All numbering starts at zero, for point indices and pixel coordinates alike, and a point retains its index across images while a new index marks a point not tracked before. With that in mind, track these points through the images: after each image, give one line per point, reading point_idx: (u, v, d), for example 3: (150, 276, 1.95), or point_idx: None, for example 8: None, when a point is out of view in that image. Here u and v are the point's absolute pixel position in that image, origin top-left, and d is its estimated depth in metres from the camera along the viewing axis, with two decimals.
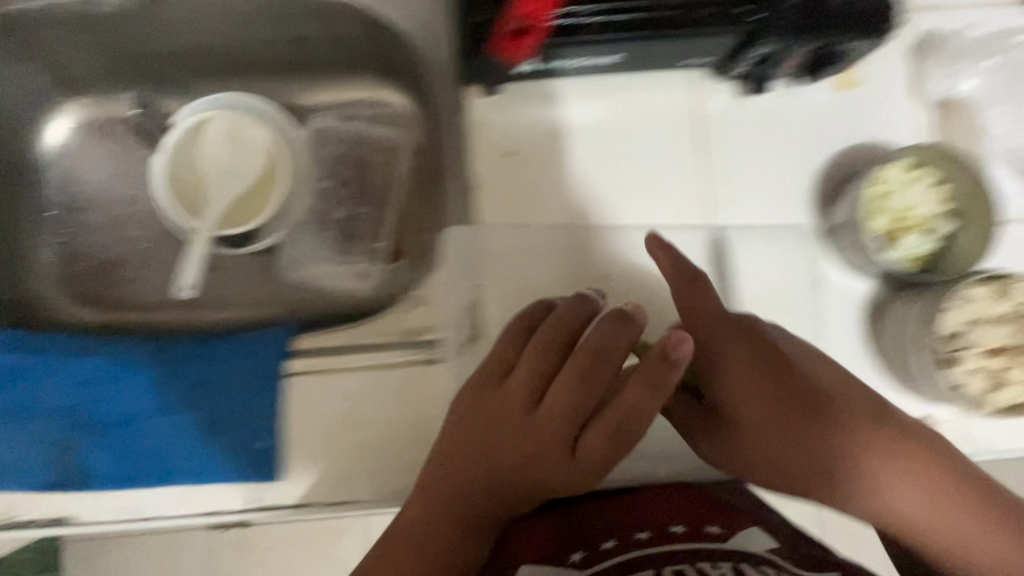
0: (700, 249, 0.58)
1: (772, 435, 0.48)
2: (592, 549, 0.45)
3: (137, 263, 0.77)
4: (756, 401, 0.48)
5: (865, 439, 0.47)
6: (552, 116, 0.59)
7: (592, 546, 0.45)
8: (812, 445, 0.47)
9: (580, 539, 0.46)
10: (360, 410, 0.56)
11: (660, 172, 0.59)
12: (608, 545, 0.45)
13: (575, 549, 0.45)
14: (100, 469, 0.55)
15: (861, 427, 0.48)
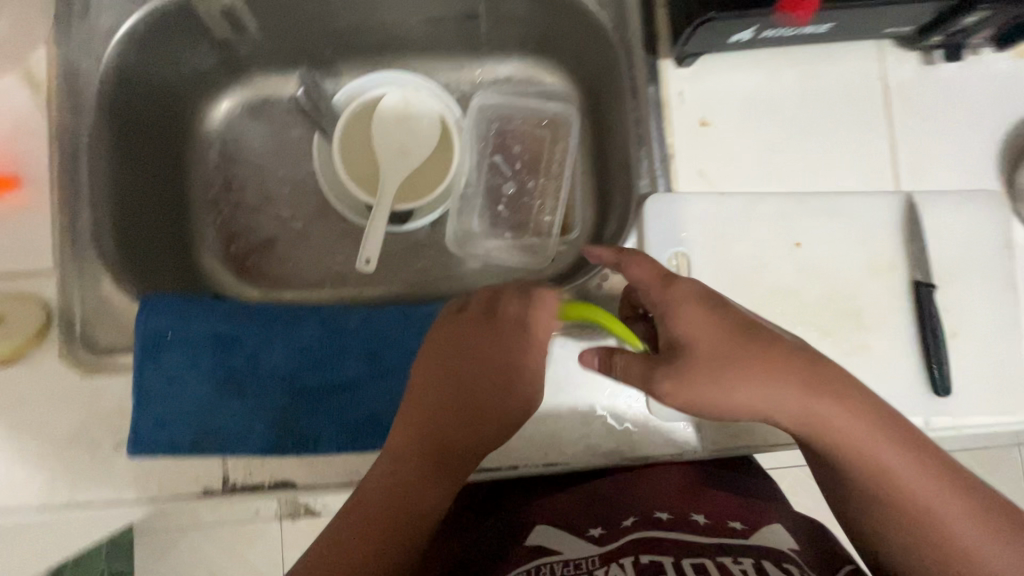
0: (893, 213, 0.60)
1: (906, 503, 0.44)
2: (614, 526, 0.50)
3: (290, 242, 0.77)
4: (905, 463, 0.44)
5: (892, 469, 0.44)
6: (745, 86, 0.61)
7: (609, 524, 0.50)
8: (945, 527, 0.43)
9: (603, 517, 0.51)
10: (568, 373, 0.58)
11: (850, 139, 0.61)
12: (628, 522, 0.50)
13: (596, 525, 0.50)
14: (324, 436, 0.56)
15: (882, 457, 0.44)
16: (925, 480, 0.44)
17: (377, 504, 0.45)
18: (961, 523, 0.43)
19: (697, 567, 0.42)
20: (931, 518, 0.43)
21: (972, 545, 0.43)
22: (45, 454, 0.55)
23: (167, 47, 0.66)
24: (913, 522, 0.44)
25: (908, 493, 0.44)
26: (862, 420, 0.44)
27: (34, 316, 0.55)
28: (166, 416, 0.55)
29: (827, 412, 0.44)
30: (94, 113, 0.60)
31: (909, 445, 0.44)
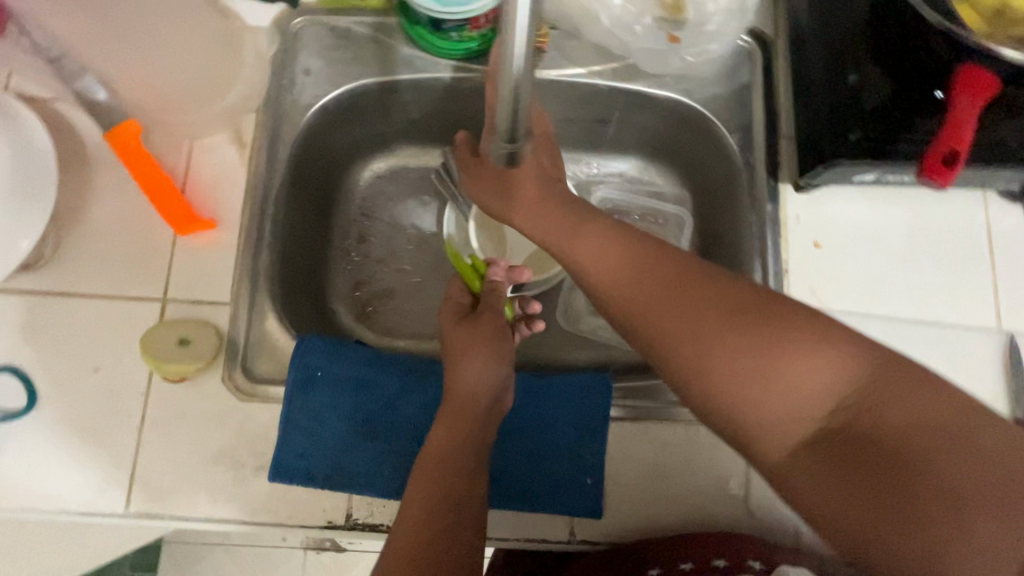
0: (994, 349, 0.64)
1: (699, 340, 0.48)
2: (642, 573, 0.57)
3: (406, 295, 0.84)
4: (691, 305, 0.50)
5: (655, 295, 0.52)
6: (856, 216, 0.68)
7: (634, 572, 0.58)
8: (747, 345, 0.47)
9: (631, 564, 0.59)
10: (672, 459, 0.62)
11: (952, 276, 0.66)
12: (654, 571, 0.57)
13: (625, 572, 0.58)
14: None
15: (631, 283, 0.53)
16: (696, 320, 0.49)
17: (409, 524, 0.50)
18: (743, 338, 0.47)
19: None
20: (727, 340, 0.48)
21: (764, 354, 0.46)
22: (195, 466, 0.61)
23: (344, 119, 0.77)
24: (717, 352, 0.47)
25: (706, 335, 0.48)
26: (633, 275, 0.54)
27: (211, 345, 0.62)
28: (303, 447, 0.61)
29: (599, 271, 0.56)
30: (282, 171, 0.70)
31: (675, 279, 0.52)
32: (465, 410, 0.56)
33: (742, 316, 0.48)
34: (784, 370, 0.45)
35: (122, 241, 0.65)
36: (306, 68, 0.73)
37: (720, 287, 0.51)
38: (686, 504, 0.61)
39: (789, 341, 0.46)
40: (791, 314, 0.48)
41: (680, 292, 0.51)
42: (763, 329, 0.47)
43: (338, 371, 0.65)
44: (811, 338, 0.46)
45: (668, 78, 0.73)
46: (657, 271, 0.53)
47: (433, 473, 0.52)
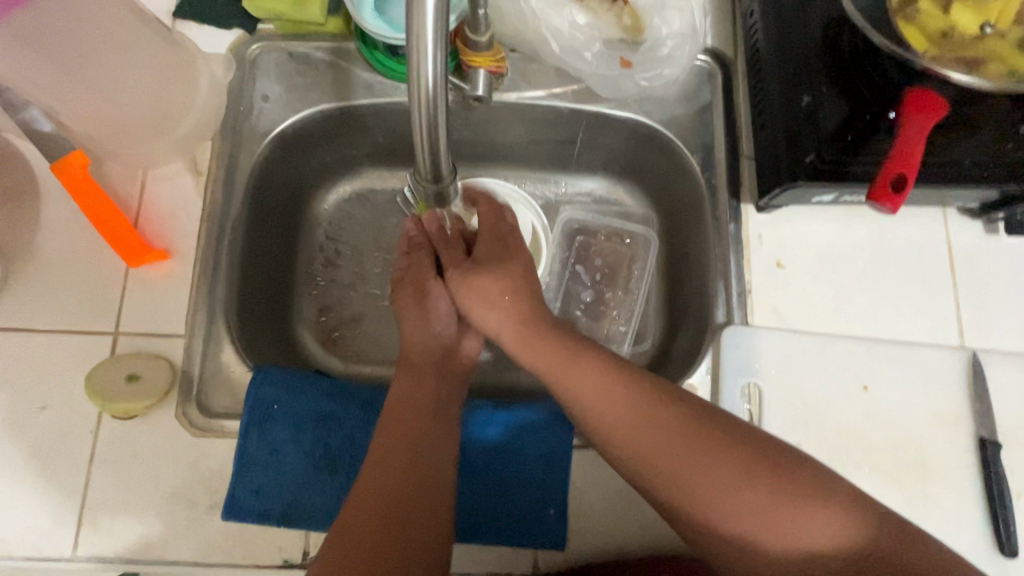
0: (959, 366, 0.63)
1: (720, 505, 0.48)
2: None
3: (374, 319, 0.83)
4: (704, 460, 0.49)
5: (683, 448, 0.50)
6: (818, 235, 0.67)
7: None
8: (750, 503, 0.47)
9: None
10: (638, 488, 0.61)
11: (915, 293, 0.66)
12: None
13: None
14: None
15: (649, 440, 0.51)
16: (711, 475, 0.48)
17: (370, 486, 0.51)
18: (772, 500, 0.47)
19: None
20: (738, 503, 0.48)
21: (772, 512, 0.47)
22: (146, 507, 0.59)
23: (305, 144, 0.76)
24: (733, 509, 0.48)
25: (720, 498, 0.48)
26: (636, 426, 0.52)
27: (162, 378, 0.61)
28: (259, 483, 0.59)
29: (612, 405, 0.53)
30: (241, 199, 0.69)
31: (694, 432, 0.50)
32: (428, 358, 0.62)
33: (756, 474, 0.48)
34: (782, 533, 0.47)
35: (74, 274, 0.64)
36: (264, 94, 0.72)
37: (748, 449, 0.49)
38: (653, 532, 0.60)
39: (794, 496, 0.47)
40: (814, 475, 0.48)
41: (705, 447, 0.49)
42: (797, 496, 0.47)
43: (299, 403, 0.63)
44: (817, 501, 0.47)
45: (628, 100, 0.73)
46: (666, 418, 0.51)
47: (400, 414, 0.55)
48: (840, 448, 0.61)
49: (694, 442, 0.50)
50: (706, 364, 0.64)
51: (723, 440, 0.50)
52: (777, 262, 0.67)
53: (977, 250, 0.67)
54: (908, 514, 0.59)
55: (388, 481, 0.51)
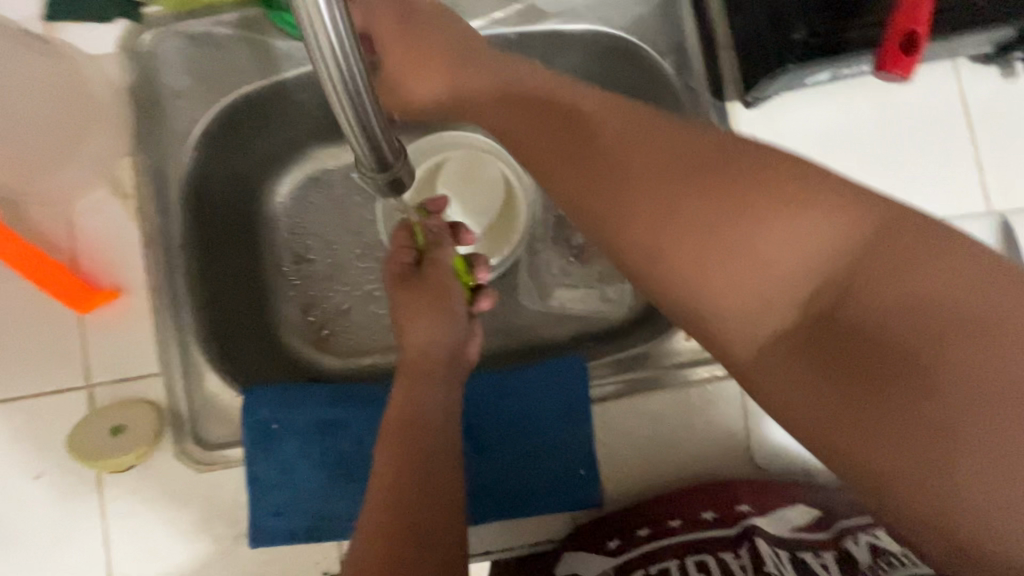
0: (989, 235, 0.58)
1: (669, 216, 0.42)
2: (628, 535, 0.54)
3: (362, 307, 0.79)
4: (656, 188, 0.43)
5: (648, 161, 0.44)
6: (817, 122, 0.60)
7: (625, 534, 0.54)
8: (723, 229, 0.40)
9: (618, 526, 0.55)
10: (668, 429, 0.59)
11: (933, 164, 0.59)
12: (642, 533, 0.54)
13: (612, 535, 0.55)
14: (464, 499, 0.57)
15: (618, 154, 0.45)
16: (665, 185, 0.43)
17: (382, 483, 0.45)
18: (746, 215, 0.40)
19: (697, 565, 0.50)
20: (707, 228, 0.40)
21: (730, 223, 0.40)
22: (171, 549, 0.58)
23: (236, 135, 0.68)
24: (683, 226, 0.41)
25: (683, 220, 0.41)
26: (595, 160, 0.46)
27: (148, 420, 0.58)
28: (279, 505, 0.57)
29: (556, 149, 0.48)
30: (181, 213, 0.63)
31: (658, 149, 0.44)
32: (426, 370, 0.54)
33: (750, 205, 0.40)
34: (757, 253, 0.39)
35: (27, 334, 0.59)
36: (174, 89, 0.64)
37: (710, 162, 0.42)
38: (688, 468, 0.58)
39: (764, 208, 0.40)
40: (791, 181, 0.40)
41: (659, 158, 0.43)
42: (780, 201, 0.39)
43: (299, 415, 0.60)
44: (810, 212, 0.39)
45: (580, 9, 0.64)
46: (632, 141, 0.45)
47: (402, 432, 0.49)
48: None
49: (655, 154, 0.44)
50: None
51: (686, 158, 0.43)
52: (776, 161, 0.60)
53: (996, 101, 0.60)
54: None
55: (400, 483, 0.45)
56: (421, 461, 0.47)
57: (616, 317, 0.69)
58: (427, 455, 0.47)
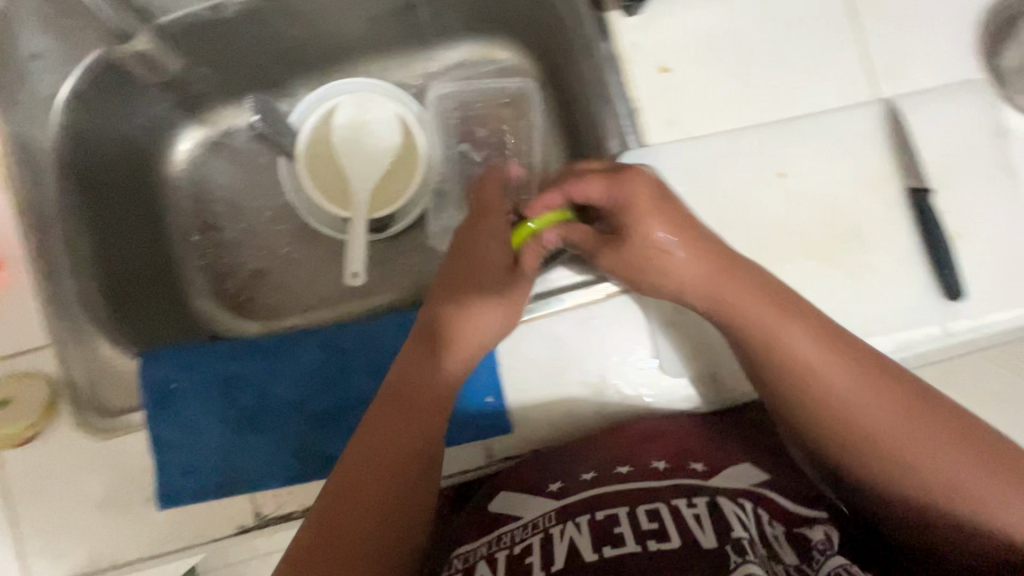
0: (875, 121, 0.58)
1: (899, 442, 0.44)
2: (573, 479, 0.51)
3: (279, 270, 0.78)
4: (859, 395, 0.46)
5: (866, 387, 0.46)
6: (701, 23, 0.58)
7: (570, 479, 0.51)
8: (936, 489, 0.43)
9: (563, 470, 0.52)
10: (571, 349, 0.57)
11: (819, 55, 0.58)
12: (587, 477, 0.51)
13: (555, 479, 0.52)
14: None
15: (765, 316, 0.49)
16: (847, 382, 0.46)
17: (372, 439, 0.49)
18: (933, 435, 0.44)
19: (649, 513, 0.46)
20: (944, 460, 0.43)
21: (902, 436, 0.44)
22: (78, 520, 0.56)
23: (112, 99, 0.66)
24: (911, 449, 0.44)
25: (928, 458, 0.44)
26: (741, 296, 0.50)
27: (41, 392, 0.56)
28: (186, 465, 0.56)
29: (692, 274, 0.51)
30: (55, 181, 0.61)
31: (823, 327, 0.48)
32: (450, 347, 0.53)
33: (893, 431, 0.45)
34: (910, 455, 0.44)
35: None
36: (26, 50, 0.59)
37: (902, 383, 0.46)
38: (599, 389, 0.56)
39: (971, 457, 0.43)
40: (936, 399, 0.46)
41: (843, 352, 0.47)
42: (963, 445, 0.43)
43: (201, 377, 0.59)
44: (972, 437, 0.44)
45: None
46: (847, 351, 0.47)
47: (386, 414, 0.50)
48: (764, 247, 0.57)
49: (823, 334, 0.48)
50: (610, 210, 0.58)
51: (834, 346, 0.47)
52: (661, 68, 0.58)
53: None
54: (848, 286, 0.57)
55: (386, 458, 0.49)
56: (416, 446, 0.50)
57: None
58: (396, 445, 0.49)
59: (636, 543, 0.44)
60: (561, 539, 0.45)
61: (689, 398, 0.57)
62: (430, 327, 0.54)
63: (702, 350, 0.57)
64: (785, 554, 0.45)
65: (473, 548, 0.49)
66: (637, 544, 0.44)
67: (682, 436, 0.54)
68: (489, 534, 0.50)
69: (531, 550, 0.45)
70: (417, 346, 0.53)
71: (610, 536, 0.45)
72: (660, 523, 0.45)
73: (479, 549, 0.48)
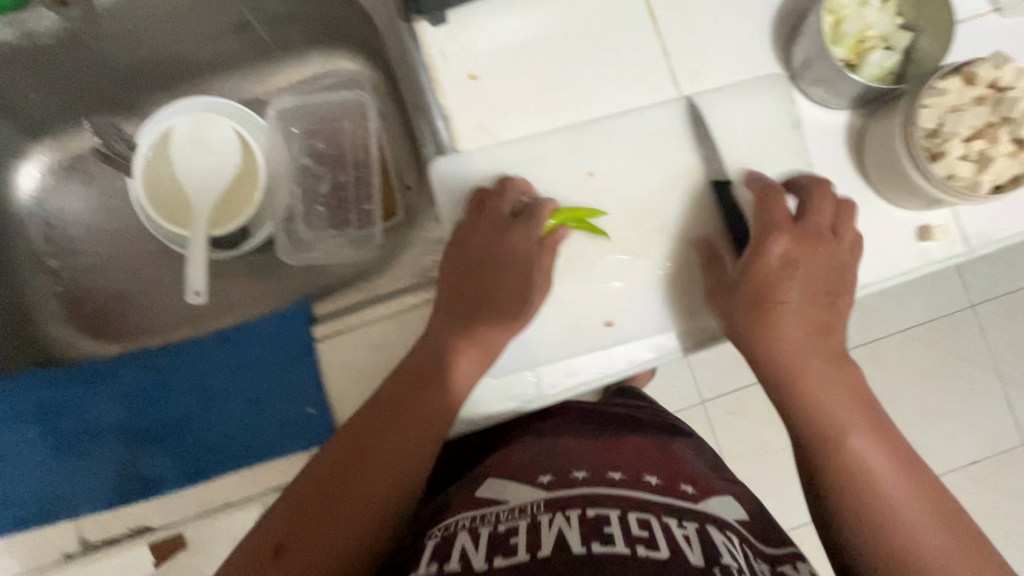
0: (677, 119, 0.60)
1: (888, 486, 0.49)
2: (563, 475, 0.55)
3: (137, 290, 0.77)
4: (860, 428, 0.52)
5: (875, 436, 0.52)
6: (505, 31, 0.60)
7: (560, 474, 0.55)
8: (910, 542, 0.47)
9: (554, 466, 0.56)
10: (391, 354, 0.59)
11: (622, 57, 0.60)
12: (579, 474, 0.54)
13: (546, 474, 0.55)
14: (195, 458, 0.57)
15: (787, 329, 0.54)
16: (867, 436, 0.52)
17: (382, 411, 0.53)
18: (909, 498, 0.49)
19: (640, 520, 0.48)
20: (910, 518, 0.48)
21: (899, 478, 0.50)
22: None
23: None
24: (886, 498, 0.49)
25: (896, 502, 0.49)
26: (811, 327, 0.55)
27: None
28: (7, 494, 0.57)
29: (796, 304, 0.55)
30: None
31: (841, 363, 0.55)
32: (470, 343, 0.56)
33: (885, 487, 0.49)
34: (887, 507, 0.49)
35: None
36: None
37: (897, 451, 0.51)
38: None
39: (939, 530, 0.48)
40: (928, 476, 0.51)
41: (867, 406, 0.53)
42: (943, 524, 0.48)
43: (26, 405, 0.59)
44: (947, 521, 0.48)
45: None
46: (859, 397, 0.53)
47: (397, 402, 0.53)
48: (574, 243, 0.59)
49: (842, 378, 0.54)
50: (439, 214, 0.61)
51: (869, 408, 0.53)
52: (470, 76, 0.59)
53: None
54: (657, 278, 0.60)
55: (380, 438, 0.52)
56: (420, 430, 0.53)
57: (367, 259, 0.69)
58: (408, 428, 0.53)
59: (625, 545, 0.45)
60: (549, 527, 0.47)
61: (510, 398, 0.58)
62: (464, 314, 0.57)
63: (522, 350, 0.59)
64: None
65: (452, 522, 0.51)
66: (626, 544, 0.45)
67: (662, 461, 0.59)
68: (474, 509, 0.52)
69: (516, 532, 0.47)
70: (463, 333, 0.56)
71: (601, 534, 0.46)
72: (650, 531, 0.47)
73: (461, 522, 0.50)
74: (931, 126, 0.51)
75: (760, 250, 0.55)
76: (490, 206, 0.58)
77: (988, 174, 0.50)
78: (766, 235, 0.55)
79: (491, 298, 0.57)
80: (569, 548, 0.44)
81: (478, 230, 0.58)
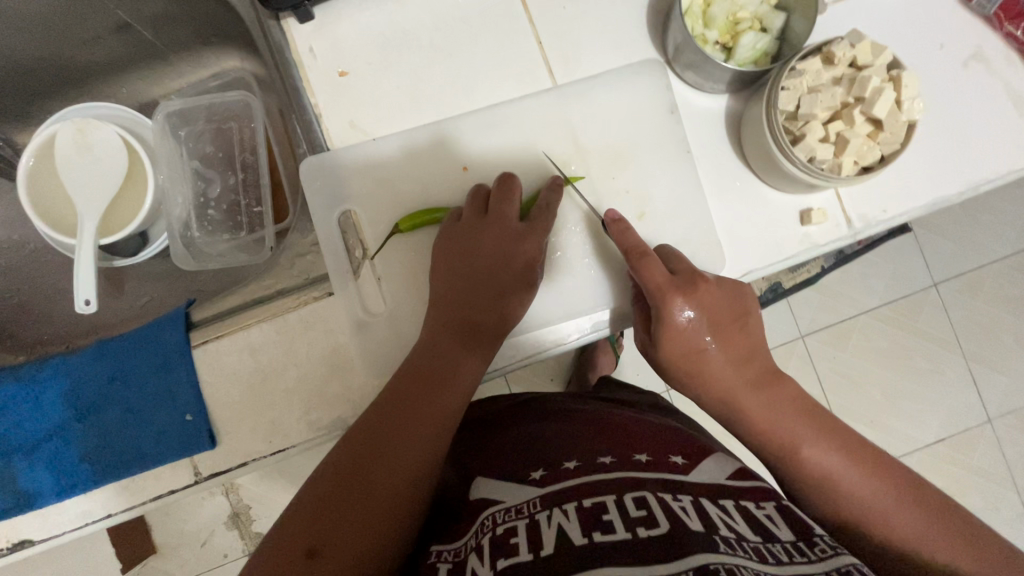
0: (554, 108, 0.59)
1: (859, 488, 0.48)
2: (556, 467, 0.49)
3: (39, 302, 0.76)
4: (811, 441, 0.50)
5: (827, 440, 0.50)
6: (374, 25, 0.58)
7: (551, 466, 0.49)
8: (903, 538, 0.46)
9: (546, 460, 0.50)
10: (270, 359, 0.57)
11: (496, 47, 0.59)
12: (571, 464, 0.48)
13: (537, 468, 0.49)
14: (71, 470, 0.57)
15: (715, 361, 0.52)
16: (817, 445, 0.50)
17: (372, 426, 0.47)
18: (882, 494, 0.47)
19: (637, 500, 0.42)
20: (890, 513, 0.47)
21: (865, 479, 0.48)
22: None
23: None
24: (863, 503, 0.47)
25: (872, 502, 0.47)
26: (738, 355, 0.52)
27: None
28: None
29: (716, 350, 0.52)
30: None
31: (772, 375, 0.53)
32: (479, 336, 0.53)
33: (854, 492, 0.48)
34: (863, 512, 0.47)
35: None
36: None
37: (854, 448, 0.50)
38: (301, 397, 0.57)
39: (925, 516, 0.46)
40: (885, 460, 0.50)
41: (806, 413, 0.51)
42: (922, 509, 0.46)
43: None
44: (923, 503, 0.47)
45: None
46: (794, 408, 0.52)
47: (413, 398, 0.49)
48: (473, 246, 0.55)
49: (777, 394, 0.52)
50: (316, 219, 0.59)
51: (810, 416, 0.51)
52: (339, 72, 0.58)
53: None
54: None
55: (383, 452, 0.46)
56: (432, 434, 0.48)
57: (258, 262, 0.68)
58: (428, 419, 0.49)
59: (626, 530, 0.38)
60: (548, 525, 0.40)
61: None
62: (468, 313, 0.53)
63: (402, 349, 0.58)
64: (780, 532, 0.39)
65: (461, 543, 0.43)
66: (627, 531, 0.38)
67: (653, 440, 0.53)
68: (473, 526, 0.45)
69: (515, 531, 0.40)
70: (466, 330, 0.53)
71: (599, 523, 0.40)
72: (648, 510, 0.40)
73: (468, 543, 0.43)
74: (790, 109, 0.51)
75: (665, 317, 0.51)
76: (499, 204, 0.56)
77: (847, 154, 0.51)
78: (661, 298, 0.51)
79: (496, 283, 0.55)
80: (572, 540, 0.38)
81: (472, 228, 0.56)
